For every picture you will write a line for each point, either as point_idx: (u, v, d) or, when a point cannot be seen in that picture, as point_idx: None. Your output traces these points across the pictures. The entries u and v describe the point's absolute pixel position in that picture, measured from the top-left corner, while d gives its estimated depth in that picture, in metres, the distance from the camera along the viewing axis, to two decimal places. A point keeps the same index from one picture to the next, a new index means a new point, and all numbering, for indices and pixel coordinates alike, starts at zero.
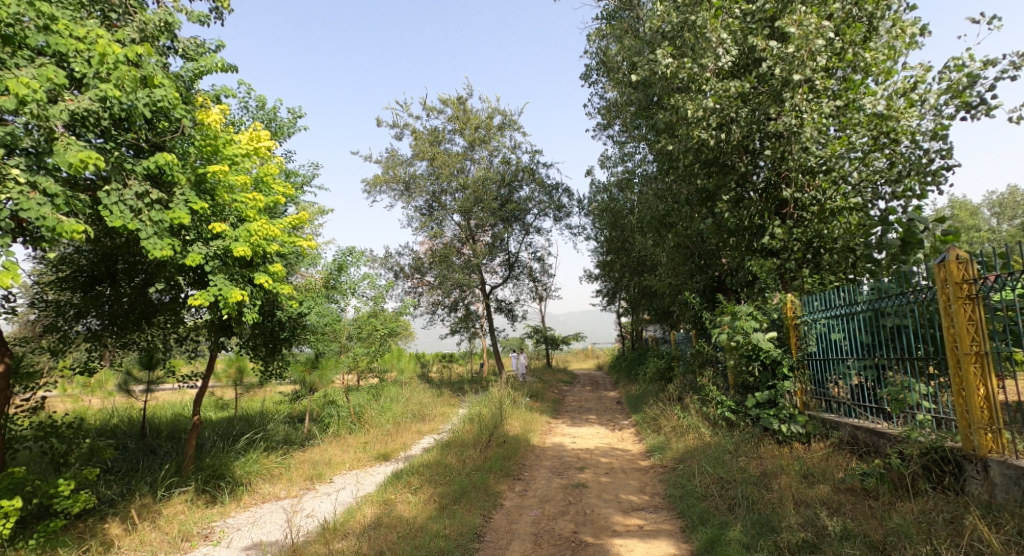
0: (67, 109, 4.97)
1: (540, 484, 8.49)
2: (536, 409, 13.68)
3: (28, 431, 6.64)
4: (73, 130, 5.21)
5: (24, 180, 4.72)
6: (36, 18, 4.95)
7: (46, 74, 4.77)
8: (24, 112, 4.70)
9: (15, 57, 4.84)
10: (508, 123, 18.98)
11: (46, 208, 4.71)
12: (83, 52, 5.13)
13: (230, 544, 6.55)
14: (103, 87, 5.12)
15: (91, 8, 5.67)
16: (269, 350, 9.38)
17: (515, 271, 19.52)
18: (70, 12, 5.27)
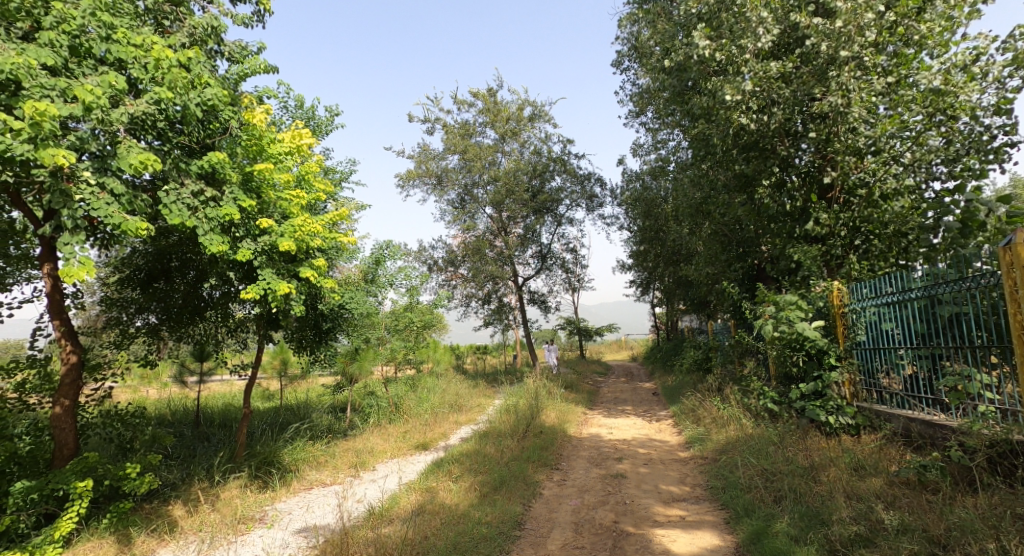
0: (127, 113, 5.18)
1: (578, 474, 8.51)
2: (572, 400, 13.69)
3: (97, 418, 7.01)
4: (133, 134, 5.45)
5: (93, 182, 5.00)
6: (97, 27, 5.16)
7: (107, 80, 5.03)
8: (90, 117, 4.94)
9: (80, 67, 5.12)
10: (539, 114, 18.89)
11: (112, 207, 4.97)
12: (141, 59, 5.37)
13: (284, 526, 6.80)
14: (159, 90, 5.32)
15: (145, 16, 5.92)
16: (314, 340, 9.67)
17: (548, 263, 19.47)
18: (127, 20, 5.52)
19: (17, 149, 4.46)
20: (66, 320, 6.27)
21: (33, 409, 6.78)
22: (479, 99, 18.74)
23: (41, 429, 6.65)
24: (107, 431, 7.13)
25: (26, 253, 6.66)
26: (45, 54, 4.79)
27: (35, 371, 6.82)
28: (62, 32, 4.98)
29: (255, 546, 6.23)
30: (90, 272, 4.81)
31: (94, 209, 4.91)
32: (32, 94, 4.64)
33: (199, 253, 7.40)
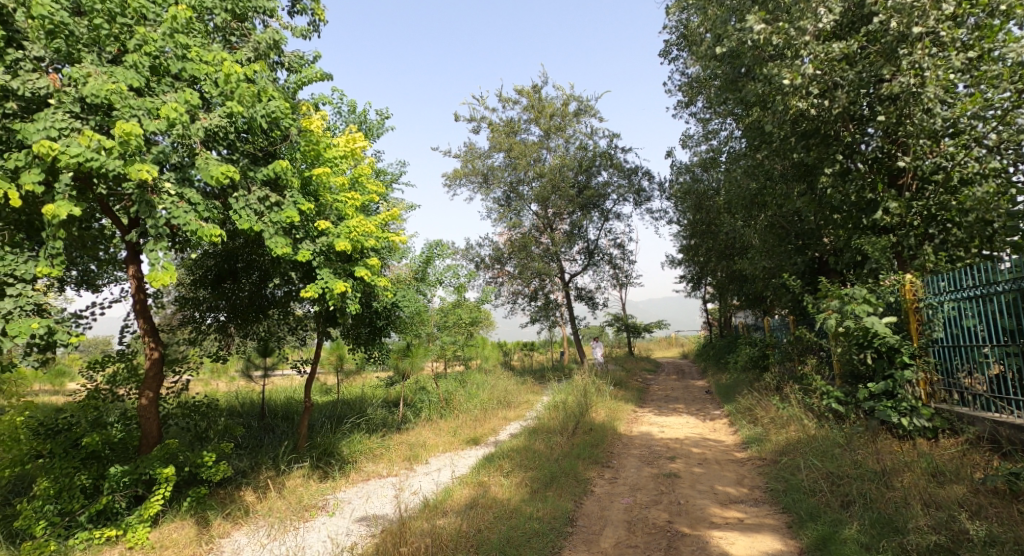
0: (203, 127, 5.67)
1: (630, 472, 8.40)
2: (621, 397, 13.55)
3: (176, 409, 7.55)
4: (207, 145, 5.94)
5: (174, 192, 5.53)
6: (174, 48, 5.62)
7: (184, 97, 5.48)
8: (172, 132, 5.43)
9: (160, 85, 5.64)
10: (584, 109, 18.69)
11: (190, 215, 5.47)
12: (212, 75, 5.78)
13: (344, 515, 7.05)
14: (230, 106, 5.73)
15: (214, 34, 6.38)
16: (368, 337, 9.90)
17: (594, 259, 19.26)
18: (199, 38, 5.91)
19: (111, 166, 5.04)
20: (150, 318, 6.85)
21: (123, 400, 7.34)
22: (524, 96, 18.72)
23: (129, 418, 7.20)
24: (186, 421, 7.68)
25: (113, 257, 7.19)
26: (129, 76, 5.31)
27: (123, 364, 7.38)
28: (143, 54, 5.47)
29: (319, 533, 6.51)
30: (171, 277, 5.35)
31: (174, 217, 5.38)
32: (123, 114, 5.17)
33: (263, 254, 7.69)
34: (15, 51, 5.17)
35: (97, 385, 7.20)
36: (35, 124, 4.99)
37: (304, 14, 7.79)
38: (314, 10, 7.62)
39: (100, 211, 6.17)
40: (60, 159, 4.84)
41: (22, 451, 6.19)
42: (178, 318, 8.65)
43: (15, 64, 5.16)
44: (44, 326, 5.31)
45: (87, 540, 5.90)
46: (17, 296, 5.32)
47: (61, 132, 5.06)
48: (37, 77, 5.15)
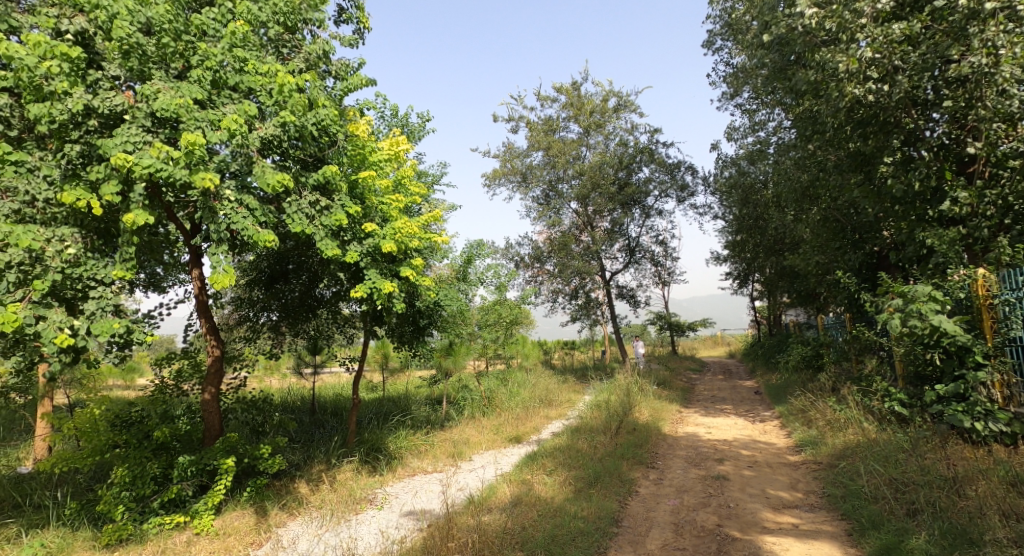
0: (259, 136, 6.01)
1: (676, 474, 8.22)
2: (665, 397, 13.30)
3: (235, 403, 8.10)
4: (263, 153, 6.27)
5: (234, 198, 5.82)
6: (233, 62, 6.07)
7: (243, 109, 5.85)
8: (231, 141, 5.75)
9: (220, 97, 6.04)
10: (625, 104, 18.43)
11: (249, 220, 5.77)
12: (267, 86, 6.16)
13: (391, 510, 7.25)
14: (284, 114, 6.02)
15: (268, 46, 6.65)
16: (412, 336, 10.01)
17: (636, 256, 18.96)
18: (255, 51, 6.28)
19: (177, 174, 5.35)
20: (211, 317, 7.12)
21: (186, 395, 7.83)
22: (562, 93, 18.60)
23: (193, 411, 7.85)
24: (245, 415, 8.18)
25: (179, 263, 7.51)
26: (193, 90, 5.67)
27: (187, 361, 7.85)
28: (205, 69, 5.93)
29: (370, 527, 6.72)
30: (229, 279, 5.66)
31: (233, 222, 5.73)
32: (188, 125, 5.57)
33: (314, 255, 7.91)
34: (94, 70, 5.61)
35: (163, 380, 7.68)
36: (113, 139, 5.38)
37: (349, 23, 7.95)
38: (359, 18, 7.78)
39: (166, 219, 6.48)
40: (133, 170, 5.18)
41: (101, 442, 6.47)
42: (235, 317, 8.97)
43: (94, 84, 5.61)
44: (123, 325, 5.71)
45: (159, 525, 6.38)
46: (98, 298, 5.74)
47: (135, 145, 5.42)
48: (113, 94, 5.56)
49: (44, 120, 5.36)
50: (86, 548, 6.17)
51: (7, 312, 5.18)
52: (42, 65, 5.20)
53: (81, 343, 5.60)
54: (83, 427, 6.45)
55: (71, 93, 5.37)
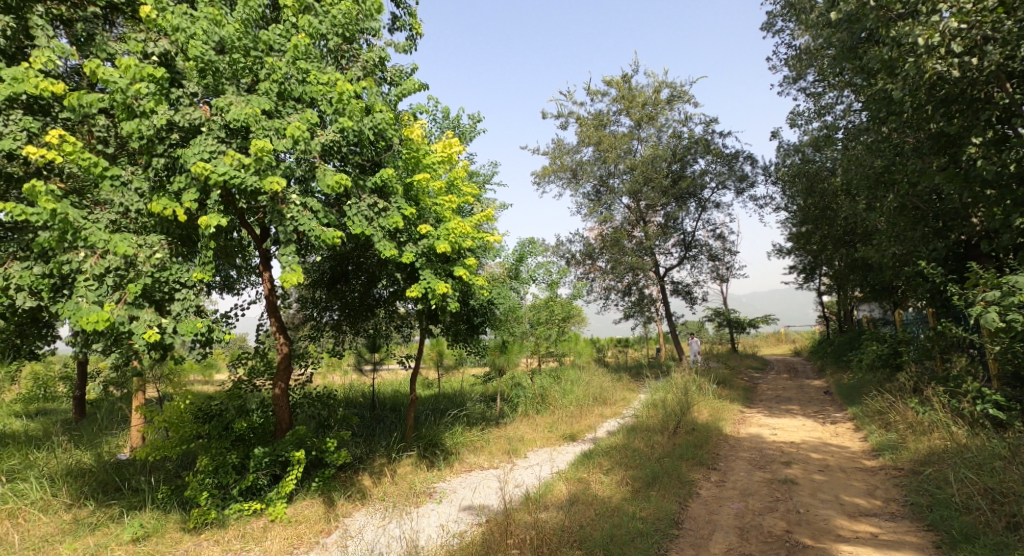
0: (320, 142, 6.19)
1: (739, 476, 7.86)
2: (726, 396, 12.80)
3: (302, 398, 8.36)
4: (324, 158, 6.45)
5: (299, 202, 6.03)
6: (297, 74, 6.25)
7: (306, 117, 6.04)
8: (296, 148, 6.00)
9: (285, 108, 6.27)
10: (678, 95, 17.88)
11: (313, 221, 5.98)
12: (327, 94, 6.31)
13: (451, 504, 7.36)
14: (343, 120, 6.18)
15: (327, 56, 6.81)
16: (466, 334, 10.00)
17: (692, 251, 18.36)
18: (315, 62, 6.43)
19: (248, 181, 5.63)
20: (280, 316, 7.37)
21: (259, 390, 8.09)
22: (613, 87, 18.25)
23: (266, 404, 7.90)
24: (312, 409, 8.39)
25: (249, 266, 7.74)
26: (261, 102, 5.94)
27: (260, 358, 8.17)
28: (272, 81, 6.15)
29: (431, 520, 6.86)
30: (298, 276, 5.83)
31: (300, 224, 5.93)
32: (257, 134, 5.80)
33: (371, 256, 8.06)
34: (176, 89, 6.00)
35: (239, 376, 8.01)
36: (191, 149, 5.67)
37: (403, 30, 8.12)
38: (412, 25, 7.97)
39: (241, 224, 6.74)
40: (210, 178, 5.48)
41: (187, 432, 6.94)
42: (301, 316, 9.30)
43: (176, 100, 6.00)
44: (206, 325, 6.05)
45: (239, 511, 6.72)
46: (183, 299, 6.10)
47: (211, 154, 5.71)
48: (192, 109, 5.92)
49: (133, 135, 5.67)
50: (175, 529, 6.60)
51: (100, 311, 5.46)
52: (132, 85, 5.59)
53: (167, 340, 5.94)
54: (171, 418, 6.92)
55: (157, 110, 5.73)
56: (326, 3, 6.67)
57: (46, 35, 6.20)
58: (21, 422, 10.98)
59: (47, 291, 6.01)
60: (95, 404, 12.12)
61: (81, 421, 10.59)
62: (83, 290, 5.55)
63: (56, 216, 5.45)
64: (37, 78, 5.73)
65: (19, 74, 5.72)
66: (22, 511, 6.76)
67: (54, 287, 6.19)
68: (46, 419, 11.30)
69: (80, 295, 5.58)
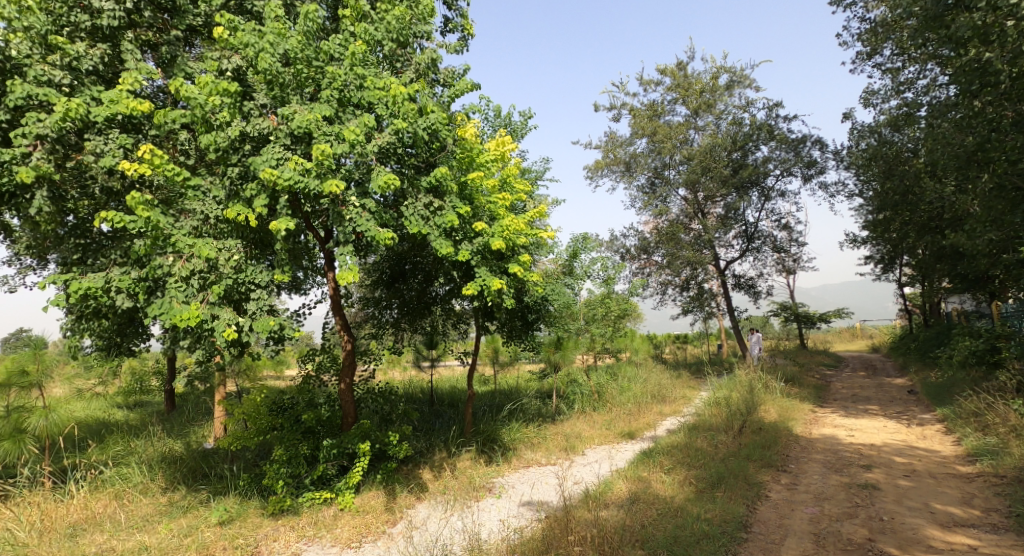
0: (377, 144, 6.19)
1: (813, 479, 7.34)
2: (796, 395, 12.11)
3: (366, 394, 8.45)
4: (382, 160, 6.46)
5: (357, 203, 6.06)
6: (355, 80, 6.30)
7: (363, 121, 6.07)
8: (354, 152, 6.04)
9: (345, 114, 6.31)
10: (738, 80, 17.08)
11: (370, 222, 6.00)
12: (384, 98, 6.29)
13: (510, 500, 7.25)
14: (397, 122, 6.15)
15: (383, 62, 6.82)
16: (521, 331, 9.84)
17: (755, 243, 17.51)
18: (372, 69, 6.46)
19: (312, 185, 5.74)
20: (344, 314, 7.45)
21: (326, 385, 8.25)
22: (667, 75, 17.64)
23: (333, 398, 8.05)
24: (375, 404, 8.51)
25: (315, 267, 7.90)
26: (323, 108, 6.03)
27: (326, 355, 8.33)
28: (332, 89, 6.25)
29: (492, 514, 6.79)
30: (355, 275, 5.86)
31: (358, 225, 5.96)
32: (319, 140, 5.92)
33: (428, 254, 8.06)
34: (247, 102, 6.14)
35: (307, 372, 8.17)
36: (261, 157, 5.85)
37: (455, 31, 8.05)
38: (463, 26, 7.89)
39: (306, 227, 6.83)
40: (278, 184, 5.59)
41: (263, 423, 7.09)
42: (362, 314, 9.44)
43: (247, 112, 6.11)
44: (279, 323, 6.18)
45: (311, 499, 6.89)
46: (258, 299, 6.26)
47: (278, 162, 5.85)
48: (261, 119, 6.02)
49: (211, 147, 5.92)
50: (257, 514, 6.79)
51: (190, 310, 5.78)
52: (209, 100, 5.77)
53: (244, 338, 6.12)
54: (248, 410, 7.11)
55: (231, 122, 5.93)
56: (381, 10, 6.68)
57: (135, 59, 6.56)
58: (122, 412, 11.76)
59: (143, 294, 6.33)
60: (183, 396, 12.82)
61: (172, 413, 11.20)
62: (173, 292, 5.88)
63: (149, 223, 5.79)
64: (129, 98, 5.98)
65: (116, 96, 6.02)
66: (126, 492, 7.19)
67: (149, 289, 6.49)
68: (141, 410, 12.06)
69: (172, 295, 5.95)
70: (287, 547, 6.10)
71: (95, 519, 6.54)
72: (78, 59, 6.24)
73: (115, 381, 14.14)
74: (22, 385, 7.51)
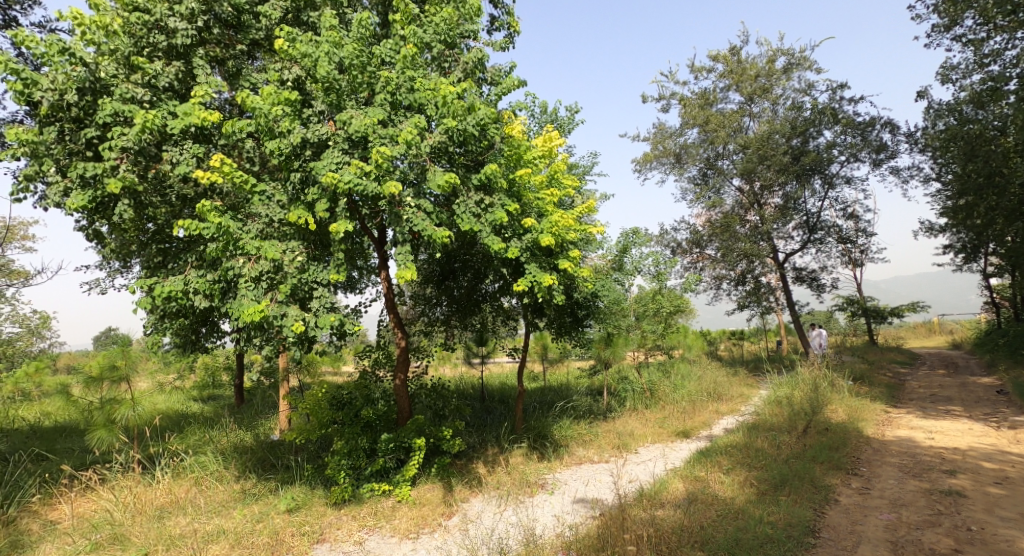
0: (429, 145, 6.14)
1: (888, 483, 6.79)
2: (867, 395, 11.35)
3: (420, 389, 8.46)
4: (433, 159, 6.39)
5: (413, 204, 6.03)
6: (407, 83, 6.26)
7: (416, 122, 6.02)
8: (408, 153, 6.00)
9: (398, 117, 6.29)
10: (796, 62, 16.21)
11: (426, 221, 5.96)
12: (434, 99, 6.24)
13: (562, 496, 7.07)
14: (447, 121, 6.07)
15: (431, 64, 6.75)
16: (571, 327, 9.56)
17: (817, 234, 16.61)
18: (421, 70, 6.42)
19: (370, 188, 5.72)
20: (398, 312, 7.47)
21: (382, 381, 8.21)
22: (719, 61, 16.94)
23: (389, 393, 7.98)
24: (428, 400, 8.50)
25: (369, 267, 7.94)
26: (377, 111, 6.00)
27: (383, 352, 8.38)
28: (385, 92, 6.23)
29: (546, 510, 6.63)
30: (413, 272, 5.82)
31: (414, 225, 5.93)
32: (375, 144, 5.90)
33: (477, 252, 7.97)
34: (307, 109, 6.21)
35: (364, 368, 8.21)
36: (322, 162, 5.88)
37: (501, 30, 7.90)
38: (510, 24, 7.72)
39: (362, 228, 6.85)
40: (338, 188, 5.62)
41: (325, 417, 7.19)
42: (413, 312, 9.44)
43: (307, 119, 6.17)
44: (341, 319, 6.23)
45: (373, 490, 6.91)
46: (320, 297, 6.32)
47: (338, 166, 5.86)
48: (321, 125, 6.05)
49: (275, 153, 6.04)
50: (321, 503, 6.88)
51: (257, 305, 5.86)
52: (271, 109, 5.91)
53: (310, 333, 6.15)
54: (310, 404, 7.24)
55: (292, 129, 5.98)
56: (429, 13, 6.65)
57: (206, 73, 6.73)
58: (197, 404, 12.27)
59: (218, 296, 6.48)
60: (250, 390, 13.26)
61: (241, 406, 11.57)
62: (245, 291, 6.01)
63: (220, 228, 5.99)
64: (201, 110, 6.14)
65: (188, 109, 6.21)
66: (205, 479, 7.39)
67: (224, 291, 6.63)
68: (214, 403, 12.54)
69: (243, 294, 6.07)
70: (351, 535, 6.15)
71: (179, 502, 6.77)
72: (156, 77, 6.43)
73: (190, 375, 14.82)
74: (112, 378, 7.93)
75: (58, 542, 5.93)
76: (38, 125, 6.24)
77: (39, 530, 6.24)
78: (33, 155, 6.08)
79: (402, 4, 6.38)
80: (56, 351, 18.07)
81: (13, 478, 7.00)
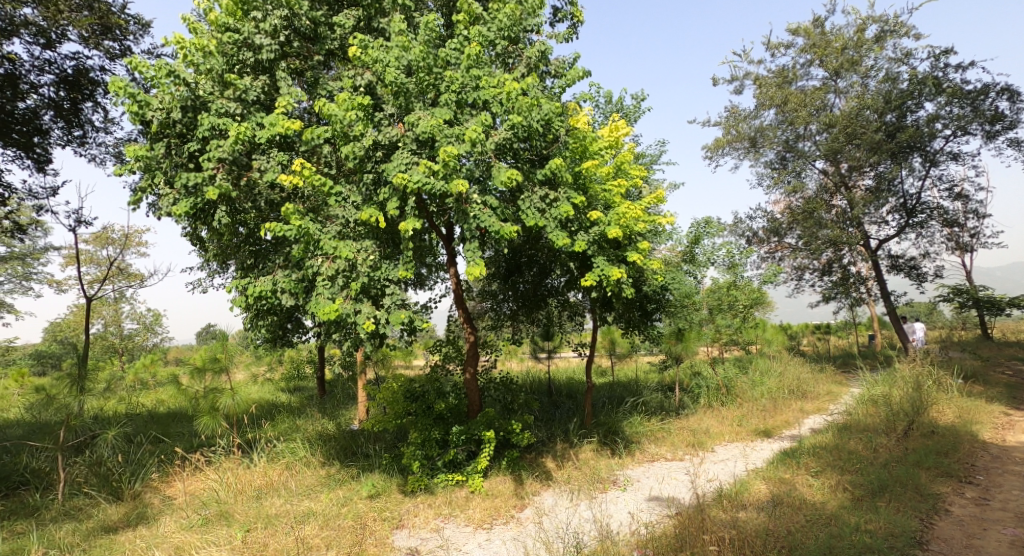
0: (494, 141, 6.17)
1: (1010, 495, 6.13)
2: (977, 396, 10.29)
3: (489, 383, 8.54)
4: (498, 156, 6.41)
5: (479, 201, 6.09)
6: (472, 82, 6.31)
7: (481, 119, 6.06)
8: (474, 151, 6.06)
9: (463, 115, 6.37)
10: (889, 30, 14.97)
11: (493, 217, 5.99)
12: (499, 96, 6.27)
13: (636, 494, 6.91)
14: (512, 117, 6.07)
15: (496, 61, 6.77)
16: (640, 321, 9.30)
17: (912, 219, 15.35)
18: (486, 68, 6.45)
19: (437, 186, 5.81)
20: (467, 308, 7.56)
21: (452, 375, 8.35)
22: (800, 35, 15.94)
23: (460, 387, 8.10)
24: (497, 394, 8.56)
25: (438, 263, 8.10)
26: (443, 112, 6.08)
27: (452, 347, 8.50)
28: (450, 92, 6.28)
29: (620, 507, 6.51)
30: (481, 269, 5.92)
31: (482, 222, 5.98)
32: (442, 143, 5.96)
33: (543, 247, 7.92)
34: (378, 113, 6.37)
35: (435, 362, 8.37)
36: (392, 163, 6.01)
37: (565, 20, 7.77)
38: (573, 14, 7.59)
39: (431, 226, 6.98)
40: (409, 188, 5.76)
41: (400, 408, 7.40)
42: (480, 306, 9.53)
43: (378, 122, 6.34)
44: (411, 315, 6.38)
45: (445, 481, 7.06)
46: (391, 294, 6.51)
47: (407, 167, 5.98)
48: (391, 128, 6.20)
49: (350, 157, 6.19)
50: (398, 491, 7.10)
51: (332, 304, 6.10)
52: (346, 115, 6.08)
53: (382, 330, 6.35)
54: (387, 397, 7.46)
55: (365, 133, 6.18)
56: (493, 10, 6.66)
57: (288, 84, 7.05)
58: (285, 395, 13.00)
59: (301, 294, 6.83)
60: (332, 383, 13.91)
61: (324, 397, 12.13)
62: (321, 289, 6.29)
63: (301, 229, 6.29)
64: (285, 119, 6.48)
65: (274, 119, 6.56)
66: (295, 464, 7.81)
67: (307, 289, 6.98)
68: (301, 393, 13.26)
69: (320, 293, 6.36)
70: (427, 523, 6.29)
71: (273, 485, 7.19)
72: (245, 91, 6.83)
73: (279, 367, 15.74)
74: (214, 369, 8.58)
75: (175, 515, 6.45)
76: (150, 141, 6.76)
77: (159, 504, 6.82)
78: (146, 169, 6.68)
79: (465, 3, 6.46)
80: (167, 344, 19.75)
81: (137, 456, 7.72)
